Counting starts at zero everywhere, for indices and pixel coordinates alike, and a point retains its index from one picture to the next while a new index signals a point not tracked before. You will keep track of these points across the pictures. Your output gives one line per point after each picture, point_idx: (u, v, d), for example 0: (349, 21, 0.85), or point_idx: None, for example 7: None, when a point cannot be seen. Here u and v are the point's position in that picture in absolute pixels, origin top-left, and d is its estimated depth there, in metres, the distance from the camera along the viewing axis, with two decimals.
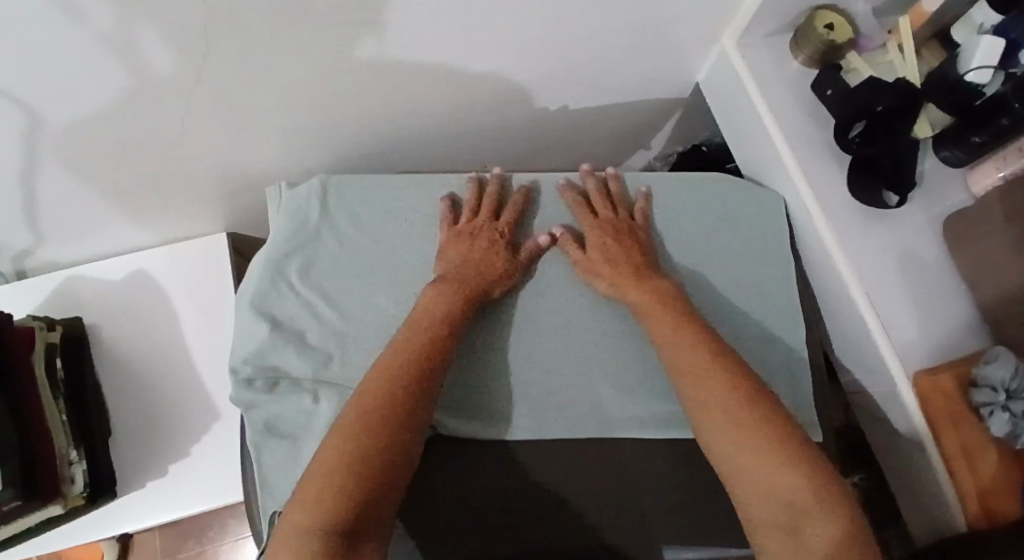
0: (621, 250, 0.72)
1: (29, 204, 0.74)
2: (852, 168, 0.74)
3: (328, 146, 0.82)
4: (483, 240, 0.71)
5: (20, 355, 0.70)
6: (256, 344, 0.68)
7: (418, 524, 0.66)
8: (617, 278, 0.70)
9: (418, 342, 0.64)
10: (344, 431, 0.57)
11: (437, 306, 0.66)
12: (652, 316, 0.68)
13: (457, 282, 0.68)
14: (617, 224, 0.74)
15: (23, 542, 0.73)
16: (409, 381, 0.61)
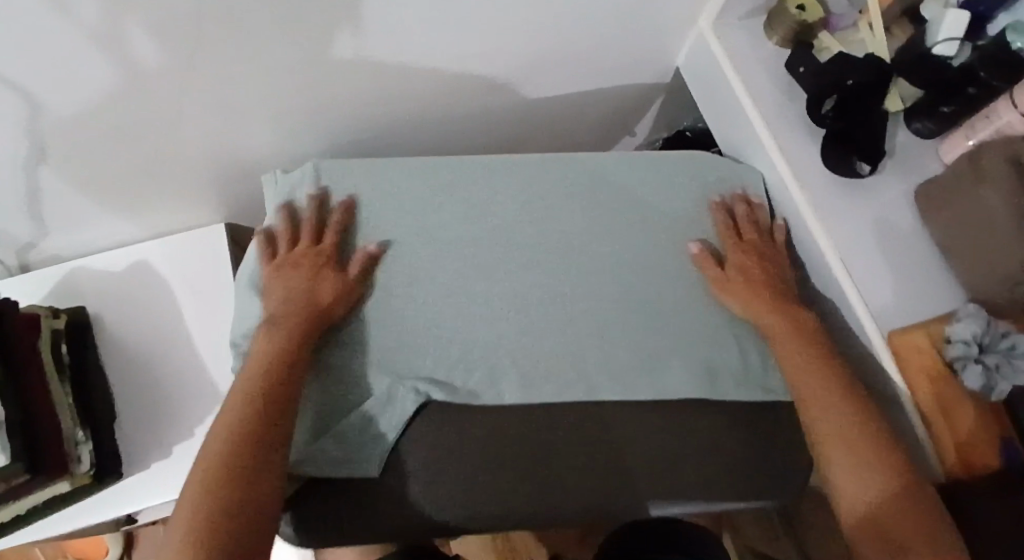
0: (763, 276, 0.74)
1: (33, 194, 0.77)
2: (825, 142, 0.77)
3: (320, 134, 0.85)
4: (311, 264, 0.70)
5: (27, 339, 0.73)
6: (253, 319, 0.70)
7: (412, 484, 0.66)
8: (749, 297, 0.73)
9: (256, 377, 0.63)
10: (197, 478, 0.58)
11: (269, 339, 0.66)
12: (782, 339, 0.71)
13: (287, 313, 0.67)
14: (762, 249, 0.77)
15: (31, 522, 0.76)
16: (247, 415, 0.60)
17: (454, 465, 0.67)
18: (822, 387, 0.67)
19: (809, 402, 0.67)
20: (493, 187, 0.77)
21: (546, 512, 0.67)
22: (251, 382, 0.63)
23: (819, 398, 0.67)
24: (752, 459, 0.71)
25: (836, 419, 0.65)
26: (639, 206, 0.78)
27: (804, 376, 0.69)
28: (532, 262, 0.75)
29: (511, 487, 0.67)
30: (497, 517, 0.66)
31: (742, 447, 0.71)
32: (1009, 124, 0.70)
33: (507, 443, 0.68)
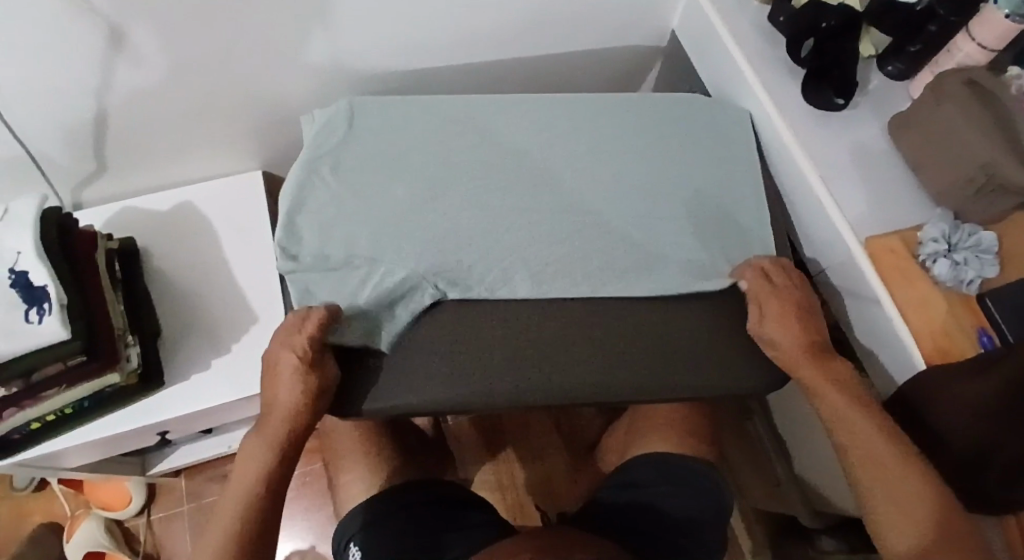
0: (796, 325, 0.76)
1: (97, 128, 0.86)
2: (806, 80, 0.85)
3: (351, 80, 0.94)
4: (291, 364, 0.71)
5: (86, 252, 0.81)
6: (293, 226, 0.78)
7: (431, 367, 0.74)
8: (792, 362, 0.76)
9: (252, 472, 0.73)
10: (228, 506, 0.73)
11: (262, 436, 0.74)
12: (826, 394, 0.75)
13: (274, 412, 0.73)
14: (791, 295, 0.78)
15: (82, 421, 0.83)
16: (251, 495, 0.72)
17: (467, 346, 0.75)
18: (849, 417, 0.73)
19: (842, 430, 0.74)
20: (505, 117, 0.85)
21: (551, 396, 0.74)
22: (252, 474, 0.73)
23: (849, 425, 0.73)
24: (738, 353, 0.78)
25: (867, 445, 0.72)
26: (637, 137, 0.87)
27: (833, 404, 0.74)
28: (539, 183, 0.82)
29: (520, 372, 0.74)
30: (508, 398, 0.73)
31: (729, 341, 0.79)
32: (969, 56, 0.78)
33: (514, 334, 0.76)
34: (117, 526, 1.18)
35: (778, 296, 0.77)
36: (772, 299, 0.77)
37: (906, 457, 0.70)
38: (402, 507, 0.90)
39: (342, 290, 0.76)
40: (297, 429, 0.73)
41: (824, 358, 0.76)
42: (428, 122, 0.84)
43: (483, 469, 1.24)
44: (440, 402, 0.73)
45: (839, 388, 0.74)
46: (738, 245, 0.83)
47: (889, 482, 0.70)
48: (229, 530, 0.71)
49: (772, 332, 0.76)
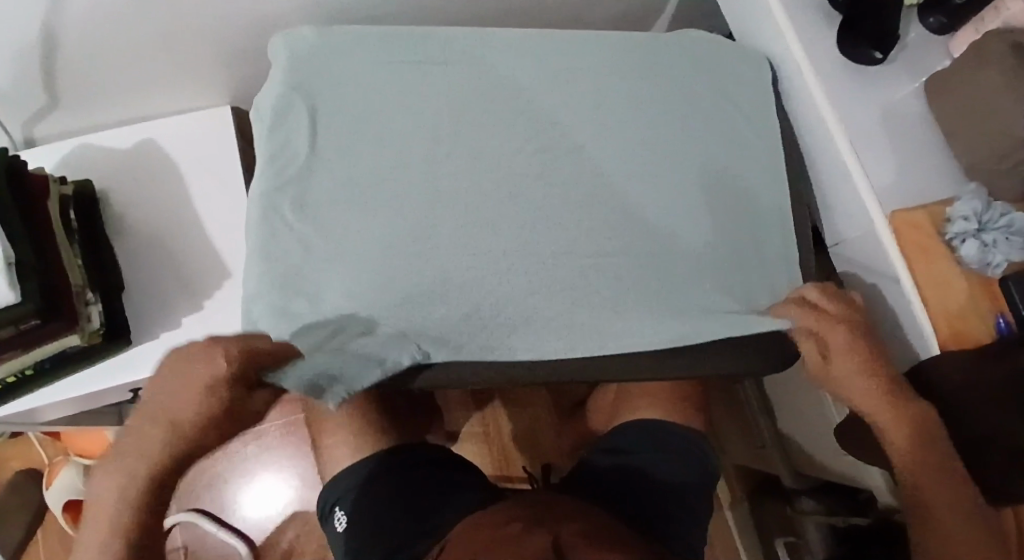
0: (859, 364, 0.70)
1: (47, 57, 0.76)
2: (841, 30, 0.76)
3: (334, 7, 0.85)
4: (203, 390, 0.64)
5: (39, 200, 0.73)
6: (263, 166, 0.72)
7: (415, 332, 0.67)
8: (862, 402, 0.71)
9: (128, 499, 0.66)
10: (96, 533, 0.66)
11: (135, 462, 0.66)
12: (897, 445, 0.69)
13: (158, 437, 0.65)
14: (852, 328, 0.71)
15: (39, 383, 0.77)
16: (127, 524, 0.66)
17: (451, 312, 0.68)
18: (922, 466, 0.68)
19: (912, 477, 0.69)
20: (505, 62, 0.77)
21: (540, 372, 0.69)
22: (122, 503, 0.66)
23: (918, 473, 0.69)
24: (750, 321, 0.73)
25: (939, 498, 0.67)
26: (650, 89, 0.79)
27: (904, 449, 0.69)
28: (541, 138, 0.75)
29: (509, 343, 0.69)
30: (492, 374, 0.68)
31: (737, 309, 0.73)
32: (1016, 15, 0.69)
33: (502, 300, 0.70)
34: None
35: (839, 332, 0.71)
36: (840, 332, 0.70)
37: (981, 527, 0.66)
38: (384, 473, 0.88)
39: (317, 242, 0.69)
40: (181, 456, 0.67)
41: (903, 400, 0.69)
42: (421, 64, 0.76)
43: (469, 420, 1.28)
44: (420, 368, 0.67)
45: (916, 443, 0.68)
46: (749, 215, 0.78)
47: (955, 537, 0.67)
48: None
49: (839, 368, 0.71)
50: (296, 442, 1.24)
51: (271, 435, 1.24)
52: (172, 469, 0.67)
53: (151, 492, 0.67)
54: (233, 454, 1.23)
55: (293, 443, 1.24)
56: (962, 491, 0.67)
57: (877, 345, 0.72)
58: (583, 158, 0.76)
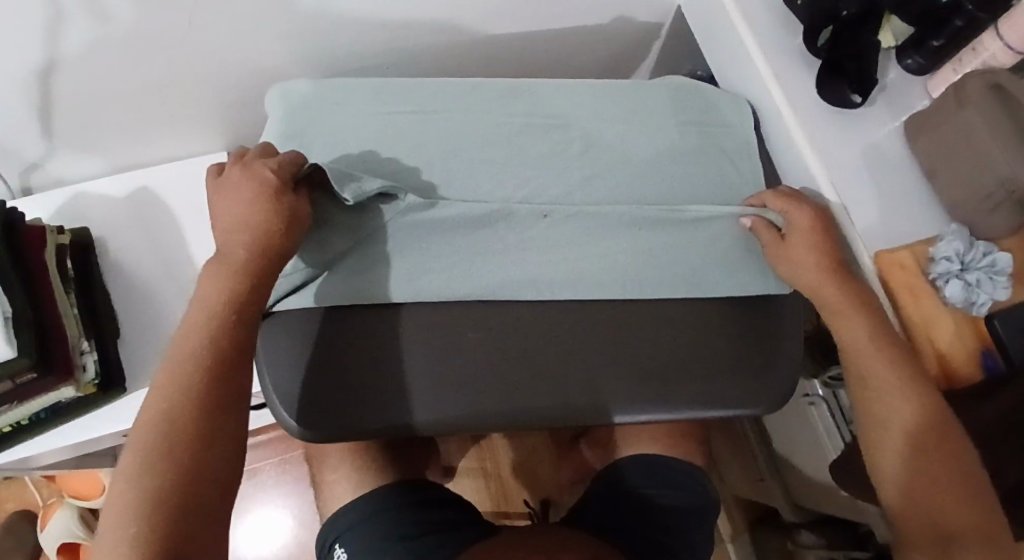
0: (822, 243, 0.73)
1: (45, 107, 0.78)
2: (821, 73, 0.78)
3: (327, 56, 0.87)
4: (250, 193, 0.65)
5: (33, 249, 0.73)
6: None
7: (439, 376, 0.70)
8: (815, 280, 0.73)
9: (205, 329, 0.61)
10: (168, 377, 0.59)
11: (202, 321, 0.61)
12: (844, 316, 0.71)
13: (222, 273, 0.63)
14: (823, 217, 0.74)
15: (34, 432, 0.77)
16: (210, 353, 0.60)
17: (465, 362, 0.71)
18: (857, 343, 0.70)
19: (850, 351, 0.71)
20: (492, 109, 0.79)
21: (542, 422, 0.71)
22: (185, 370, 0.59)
23: (855, 350, 0.70)
24: (752, 350, 0.76)
25: (879, 367, 0.69)
26: (635, 132, 0.81)
27: (844, 326, 0.71)
28: (530, 184, 0.77)
29: (506, 392, 0.70)
30: (498, 423, 0.70)
31: (739, 339, 0.76)
32: (994, 56, 0.71)
33: (507, 345, 0.72)
34: (93, 516, 1.23)
35: (805, 212, 0.74)
36: (807, 215, 0.74)
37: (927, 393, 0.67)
38: (378, 515, 0.87)
39: (317, 286, 0.71)
40: (249, 296, 0.63)
41: (848, 278, 0.72)
42: (411, 114, 0.78)
43: (467, 456, 1.29)
44: (436, 419, 0.69)
45: (864, 313, 0.70)
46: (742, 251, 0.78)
47: (886, 405, 0.68)
48: (156, 432, 0.56)
49: (800, 250, 0.74)
50: (291, 480, 1.25)
51: (267, 474, 1.24)
52: (235, 328, 0.62)
53: (215, 354, 0.60)
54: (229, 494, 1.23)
55: (287, 481, 1.25)
56: (906, 358, 0.68)
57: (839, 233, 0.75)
58: (571, 201, 0.77)
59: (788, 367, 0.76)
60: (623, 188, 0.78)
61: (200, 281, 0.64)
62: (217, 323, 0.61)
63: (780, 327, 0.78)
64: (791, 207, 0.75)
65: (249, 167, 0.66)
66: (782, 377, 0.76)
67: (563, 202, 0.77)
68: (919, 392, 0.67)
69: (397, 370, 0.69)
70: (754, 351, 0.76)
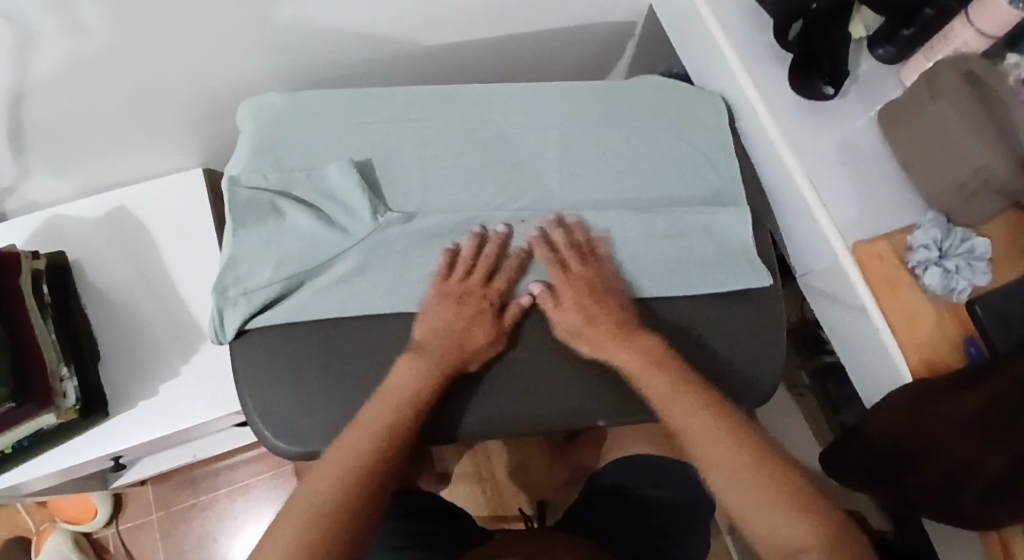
0: (601, 302, 0.71)
1: (17, 133, 0.77)
2: (793, 68, 0.78)
3: (300, 69, 0.86)
4: (469, 310, 0.70)
5: (8, 278, 0.73)
6: (232, 215, 0.71)
7: None
8: (602, 334, 0.70)
9: (389, 419, 0.65)
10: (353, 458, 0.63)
11: (381, 408, 0.65)
12: (640, 374, 0.68)
13: (417, 367, 0.67)
14: (588, 276, 0.72)
15: (16, 462, 0.76)
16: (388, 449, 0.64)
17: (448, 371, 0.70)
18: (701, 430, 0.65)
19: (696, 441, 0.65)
20: (468, 116, 0.79)
21: (541, 429, 0.71)
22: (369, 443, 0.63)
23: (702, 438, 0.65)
24: (739, 348, 0.75)
25: (722, 453, 0.64)
26: (610, 133, 0.80)
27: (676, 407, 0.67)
28: (505, 192, 0.77)
29: (489, 401, 0.70)
30: (494, 429, 0.70)
31: (728, 339, 0.75)
32: (966, 43, 0.70)
33: (564, 359, 0.72)
34: (87, 537, 1.23)
35: (574, 263, 0.73)
36: (587, 272, 0.73)
37: (762, 456, 0.64)
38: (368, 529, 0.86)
39: (294, 299, 0.70)
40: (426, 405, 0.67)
41: (637, 341, 0.70)
42: (383, 125, 0.78)
43: (462, 461, 1.29)
44: (469, 428, 0.70)
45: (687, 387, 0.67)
46: (726, 247, 0.77)
47: (754, 496, 0.62)
48: (347, 498, 0.61)
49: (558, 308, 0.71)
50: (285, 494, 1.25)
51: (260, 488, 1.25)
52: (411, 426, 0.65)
53: (382, 452, 0.64)
54: (222, 512, 1.25)
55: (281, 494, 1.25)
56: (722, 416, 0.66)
57: (607, 283, 0.73)
58: (548, 205, 0.77)
59: (774, 362, 0.75)
60: (600, 191, 0.78)
61: (394, 367, 0.67)
62: (404, 418, 0.65)
63: (769, 320, 0.77)
64: (568, 258, 0.73)
65: (477, 267, 0.72)
66: (768, 371, 0.75)
67: (540, 206, 0.77)
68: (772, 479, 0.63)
69: (459, 396, 0.70)
70: (739, 347, 0.75)
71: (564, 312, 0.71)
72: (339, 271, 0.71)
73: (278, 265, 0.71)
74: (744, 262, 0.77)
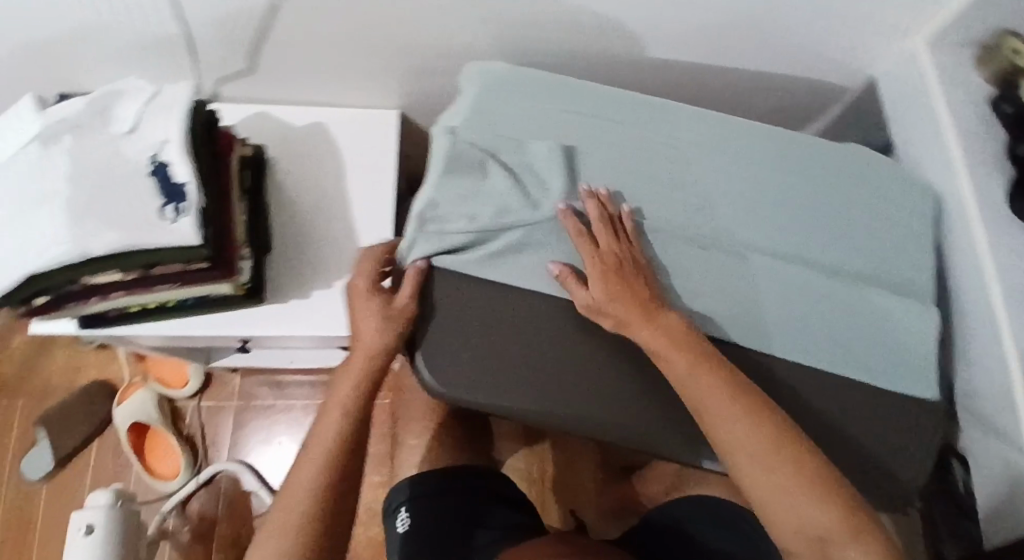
0: (629, 288, 0.69)
1: (264, 30, 0.82)
2: (1016, 186, 0.76)
3: (527, 46, 0.88)
4: (361, 309, 0.72)
5: (223, 154, 0.77)
6: (444, 156, 0.73)
7: (575, 374, 0.72)
8: (625, 316, 0.68)
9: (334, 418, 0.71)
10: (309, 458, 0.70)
11: (326, 427, 0.71)
12: (668, 355, 0.68)
13: (347, 371, 0.72)
14: (621, 260, 0.71)
15: (178, 318, 0.82)
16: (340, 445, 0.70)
17: (600, 371, 0.72)
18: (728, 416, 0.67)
19: (721, 427, 0.67)
20: (680, 137, 0.79)
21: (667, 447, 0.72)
22: (322, 447, 0.70)
23: (730, 424, 0.67)
24: (887, 442, 0.73)
25: (747, 437, 0.66)
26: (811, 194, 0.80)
27: (699, 391, 0.67)
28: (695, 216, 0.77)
29: (630, 409, 0.72)
30: (617, 434, 0.71)
31: (880, 431, 0.73)
32: None
33: (624, 370, 0.73)
34: (169, 404, 1.29)
35: (604, 250, 0.71)
36: (622, 264, 0.70)
37: (801, 457, 0.66)
38: (443, 491, 0.88)
39: (481, 254, 0.73)
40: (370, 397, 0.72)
41: (660, 317, 0.69)
42: (596, 120, 0.78)
43: (516, 455, 1.29)
44: (436, 393, 0.70)
45: (714, 373, 0.67)
46: (902, 342, 0.75)
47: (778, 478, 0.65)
48: (306, 498, 0.69)
49: (595, 292, 0.69)
50: None
51: None
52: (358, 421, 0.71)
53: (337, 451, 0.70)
54: (291, 419, 1.31)
55: None
56: (757, 406, 0.67)
57: (640, 272, 0.71)
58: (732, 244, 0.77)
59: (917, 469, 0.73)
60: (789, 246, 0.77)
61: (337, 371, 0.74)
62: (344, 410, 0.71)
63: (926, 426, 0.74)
64: (585, 241, 0.71)
65: (368, 268, 0.74)
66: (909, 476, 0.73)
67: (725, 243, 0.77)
68: (793, 461, 0.66)
69: (580, 387, 0.72)
70: (886, 439, 0.73)
71: (593, 295, 0.69)
72: (525, 241, 0.73)
73: (476, 213, 0.72)
74: (915, 362, 0.75)
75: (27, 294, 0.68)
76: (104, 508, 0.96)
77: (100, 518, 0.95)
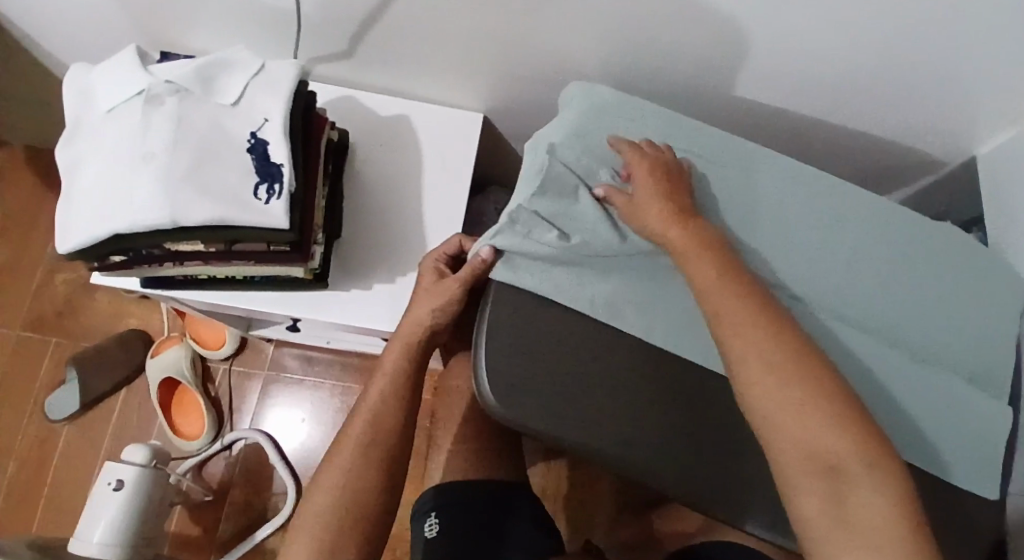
0: (671, 197, 0.69)
1: (373, 18, 0.82)
2: None
3: (630, 72, 0.87)
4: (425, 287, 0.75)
5: (315, 137, 0.76)
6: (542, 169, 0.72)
7: (637, 416, 0.69)
8: (661, 223, 0.67)
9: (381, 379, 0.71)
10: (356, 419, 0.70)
11: (375, 390, 0.71)
12: (687, 255, 0.64)
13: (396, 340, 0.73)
14: (670, 177, 0.71)
15: (241, 291, 0.83)
16: (387, 407, 0.70)
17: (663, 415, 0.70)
18: (746, 334, 0.59)
19: (736, 347, 0.59)
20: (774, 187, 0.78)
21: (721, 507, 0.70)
22: (369, 408, 0.70)
23: (745, 342, 0.58)
24: (947, 532, 0.71)
25: (762, 357, 0.58)
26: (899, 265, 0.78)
27: (717, 302, 0.61)
28: None
29: (690, 459, 0.70)
30: (670, 483, 0.69)
31: (940, 517, 0.71)
32: None
33: (688, 420, 0.71)
34: (201, 362, 1.30)
35: (650, 164, 0.71)
36: (666, 179, 0.70)
37: (823, 380, 0.57)
38: (471, 507, 0.86)
39: (561, 276, 0.71)
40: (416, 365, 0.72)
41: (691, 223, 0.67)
42: (696, 158, 0.77)
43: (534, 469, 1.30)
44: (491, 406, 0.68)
45: (737, 288, 0.61)
46: (974, 434, 0.74)
47: (793, 413, 0.56)
48: (350, 458, 0.68)
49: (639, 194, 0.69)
50: None
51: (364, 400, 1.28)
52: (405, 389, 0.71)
53: (382, 415, 0.70)
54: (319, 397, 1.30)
55: None
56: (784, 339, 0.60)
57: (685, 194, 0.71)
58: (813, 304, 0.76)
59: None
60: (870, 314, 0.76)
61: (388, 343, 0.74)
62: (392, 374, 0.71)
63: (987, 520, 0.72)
64: (636, 159, 0.72)
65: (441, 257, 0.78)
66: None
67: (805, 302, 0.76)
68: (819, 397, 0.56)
69: (642, 431, 0.69)
70: (945, 526, 0.71)
71: (642, 214, 0.68)
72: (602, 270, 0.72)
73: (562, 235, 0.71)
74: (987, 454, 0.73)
75: (108, 250, 0.68)
76: (136, 467, 0.97)
77: (131, 475, 0.96)
